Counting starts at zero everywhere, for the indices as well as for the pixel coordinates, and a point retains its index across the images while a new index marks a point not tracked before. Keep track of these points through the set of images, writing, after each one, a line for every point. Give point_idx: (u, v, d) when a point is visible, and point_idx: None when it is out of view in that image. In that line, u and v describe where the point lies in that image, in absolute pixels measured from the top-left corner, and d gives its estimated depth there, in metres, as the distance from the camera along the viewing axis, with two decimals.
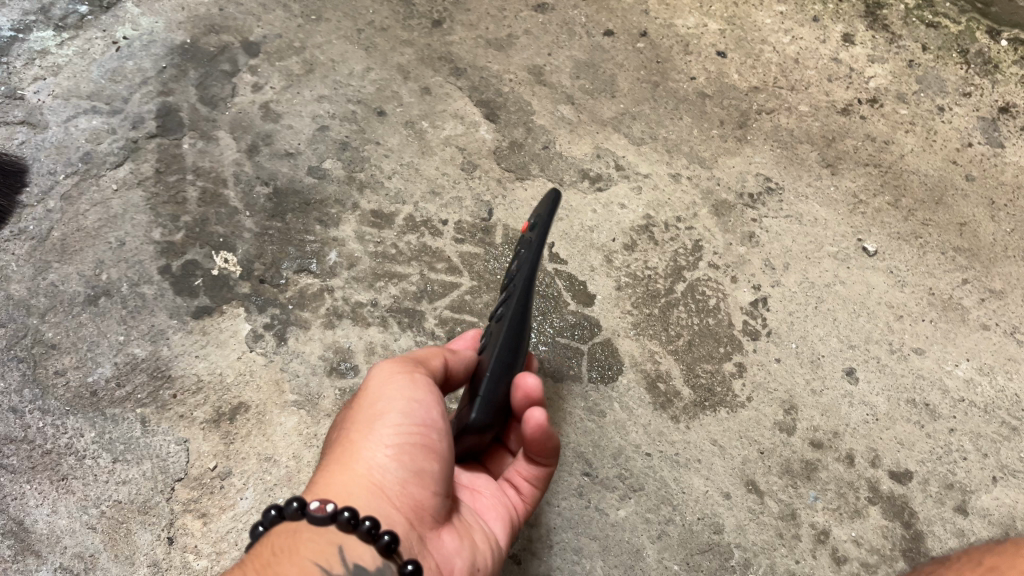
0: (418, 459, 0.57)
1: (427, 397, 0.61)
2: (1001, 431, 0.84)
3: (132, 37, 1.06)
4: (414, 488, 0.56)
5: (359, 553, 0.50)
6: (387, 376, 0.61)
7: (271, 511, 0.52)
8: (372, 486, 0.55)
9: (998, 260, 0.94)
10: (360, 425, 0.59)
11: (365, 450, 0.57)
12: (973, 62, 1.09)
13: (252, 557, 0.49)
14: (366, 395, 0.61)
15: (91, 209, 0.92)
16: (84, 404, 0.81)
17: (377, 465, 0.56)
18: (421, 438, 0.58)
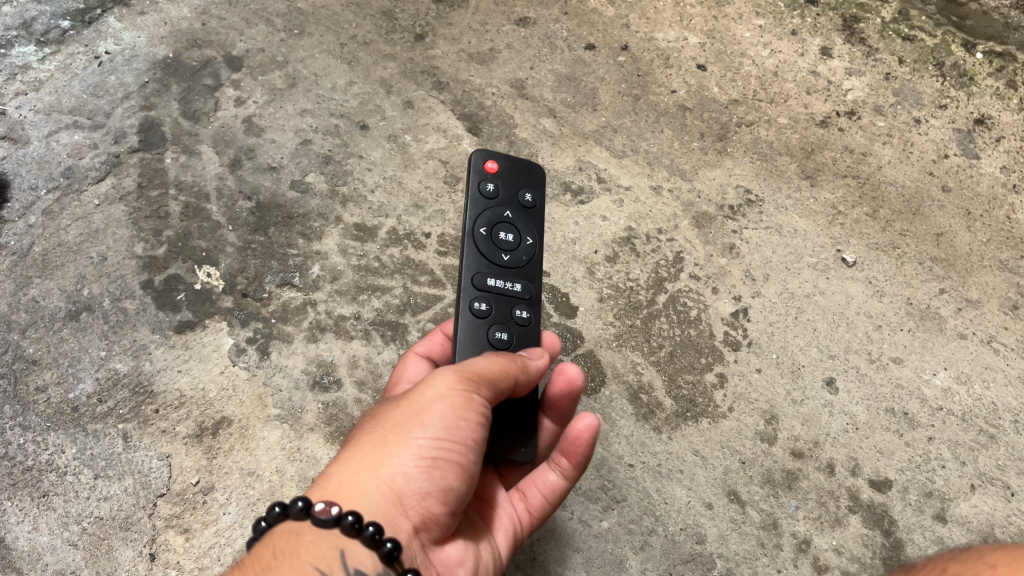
0: (447, 479, 0.57)
1: (477, 419, 0.59)
2: (980, 439, 0.85)
3: (115, 51, 1.06)
4: (435, 503, 0.56)
5: (360, 558, 0.52)
6: (445, 388, 0.59)
7: (275, 509, 0.53)
8: (389, 495, 0.55)
9: (974, 270, 0.95)
10: (401, 423, 0.58)
11: (395, 456, 0.56)
12: (949, 74, 1.10)
13: (254, 555, 0.51)
14: (417, 398, 0.59)
15: (73, 224, 0.92)
16: (66, 420, 0.81)
17: (402, 476, 0.55)
18: (455, 456, 0.57)
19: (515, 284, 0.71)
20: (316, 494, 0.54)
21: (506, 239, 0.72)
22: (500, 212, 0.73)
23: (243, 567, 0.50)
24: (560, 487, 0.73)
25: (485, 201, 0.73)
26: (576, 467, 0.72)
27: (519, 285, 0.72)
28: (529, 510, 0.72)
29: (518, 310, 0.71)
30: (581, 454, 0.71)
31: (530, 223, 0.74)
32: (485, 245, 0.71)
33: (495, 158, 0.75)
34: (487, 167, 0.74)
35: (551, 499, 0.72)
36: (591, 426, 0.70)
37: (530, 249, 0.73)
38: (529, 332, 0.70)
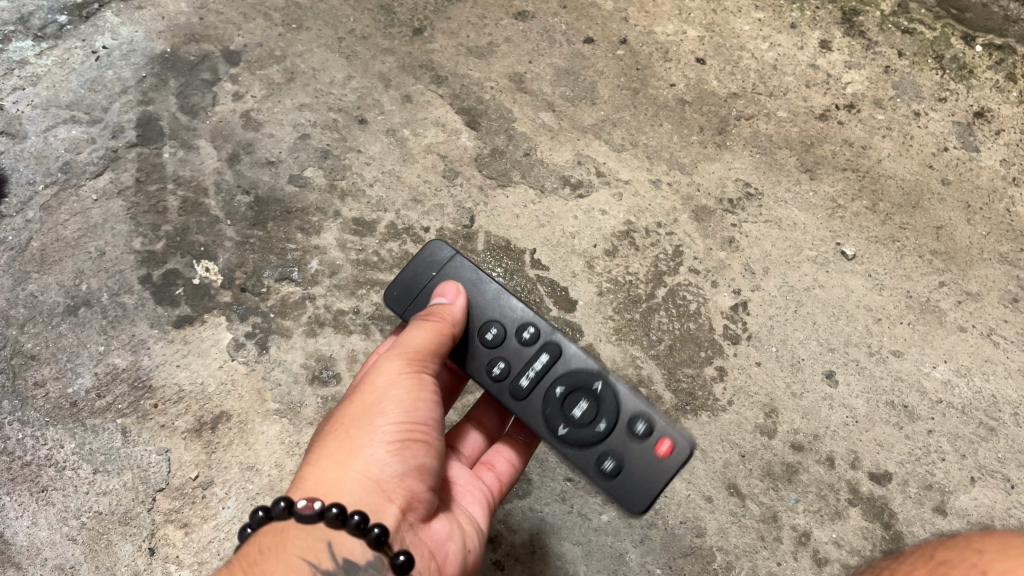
0: (416, 453, 0.58)
1: (431, 397, 0.61)
2: (980, 432, 0.84)
3: (112, 46, 1.06)
4: (414, 482, 0.57)
5: (348, 548, 0.52)
6: (394, 374, 0.60)
7: (258, 513, 0.53)
8: (368, 482, 0.54)
9: (975, 263, 0.95)
10: (357, 414, 0.58)
11: (365, 446, 0.56)
12: (948, 67, 1.10)
13: (240, 557, 0.51)
14: (369, 389, 0.60)
15: (71, 219, 0.92)
16: (64, 415, 0.81)
17: (377, 460, 0.56)
18: (420, 433, 0.59)
19: (556, 388, 0.64)
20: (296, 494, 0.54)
21: (578, 410, 0.63)
22: None
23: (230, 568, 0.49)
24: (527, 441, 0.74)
25: None
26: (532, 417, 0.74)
27: (551, 393, 0.64)
28: (499, 478, 0.71)
29: (518, 377, 0.65)
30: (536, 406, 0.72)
31: (623, 394, 0.63)
32: None
33: (675, 443, 0.61)
34: (657, 441, 0.61)
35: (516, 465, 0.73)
36: None
37: (578, 438, 0.62)
38: None
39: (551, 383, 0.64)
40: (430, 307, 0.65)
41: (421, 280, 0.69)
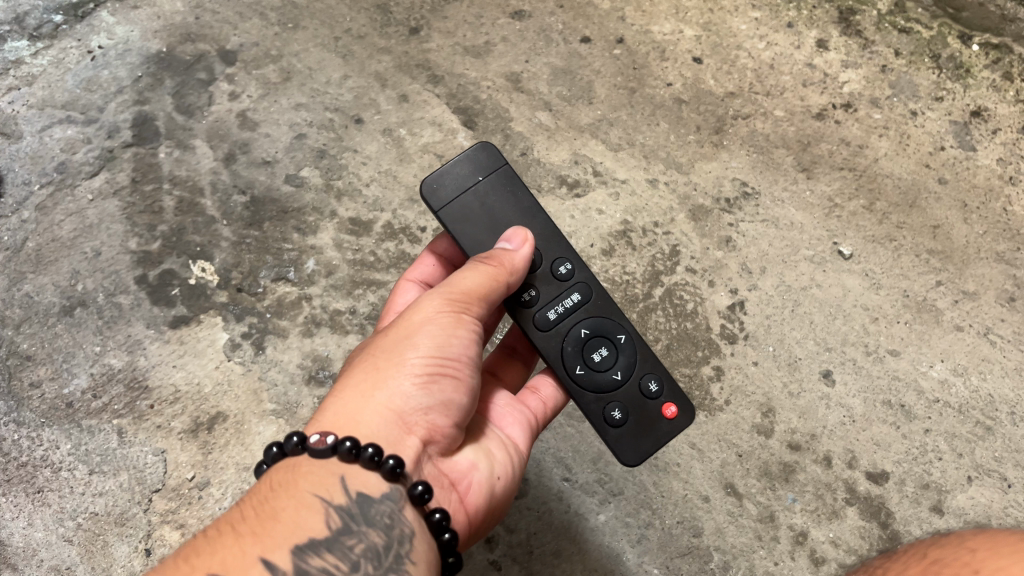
0: (445, 389, 0.59)
1: (469, 334, 0.61)
2: (976, 431, 0.84)
3: (108, 46, 1.06)
4: (438, 416, 0.58)
5: (364, 482, 0.53)
6: (434, 310, 0.61)
7: (273, 448, 0.56)
8: (389, 415, 0.57)
9: (971, 262, 0.95)
10: (390, 346, 0.60)
11: (391, 379, 0.58)
12: (945, 67, 1.10)
13: (254, 491, 0.53)
14: (407, 321, 0.61)
15: (67, 219, 0.92)
16: (60, 416, 0.81)
17: (402, 394, 0.57)
18: (453, 369, 0.60)
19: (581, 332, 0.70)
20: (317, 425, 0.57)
21: (598, 356, 0.69)
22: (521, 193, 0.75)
23: (244, 502, 0.52)
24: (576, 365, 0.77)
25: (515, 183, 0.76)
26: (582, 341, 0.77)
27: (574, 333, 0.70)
28: (542, 401, 0.73)
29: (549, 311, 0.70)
30: None
31: (641, 350, 0.70)
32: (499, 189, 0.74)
33: (679, 411, 0.69)
34: (665, 404, 0.69)
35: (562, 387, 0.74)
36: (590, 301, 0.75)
37: (593, 381, 0.69)
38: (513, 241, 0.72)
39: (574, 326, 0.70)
40: (491, 252, 0.66)
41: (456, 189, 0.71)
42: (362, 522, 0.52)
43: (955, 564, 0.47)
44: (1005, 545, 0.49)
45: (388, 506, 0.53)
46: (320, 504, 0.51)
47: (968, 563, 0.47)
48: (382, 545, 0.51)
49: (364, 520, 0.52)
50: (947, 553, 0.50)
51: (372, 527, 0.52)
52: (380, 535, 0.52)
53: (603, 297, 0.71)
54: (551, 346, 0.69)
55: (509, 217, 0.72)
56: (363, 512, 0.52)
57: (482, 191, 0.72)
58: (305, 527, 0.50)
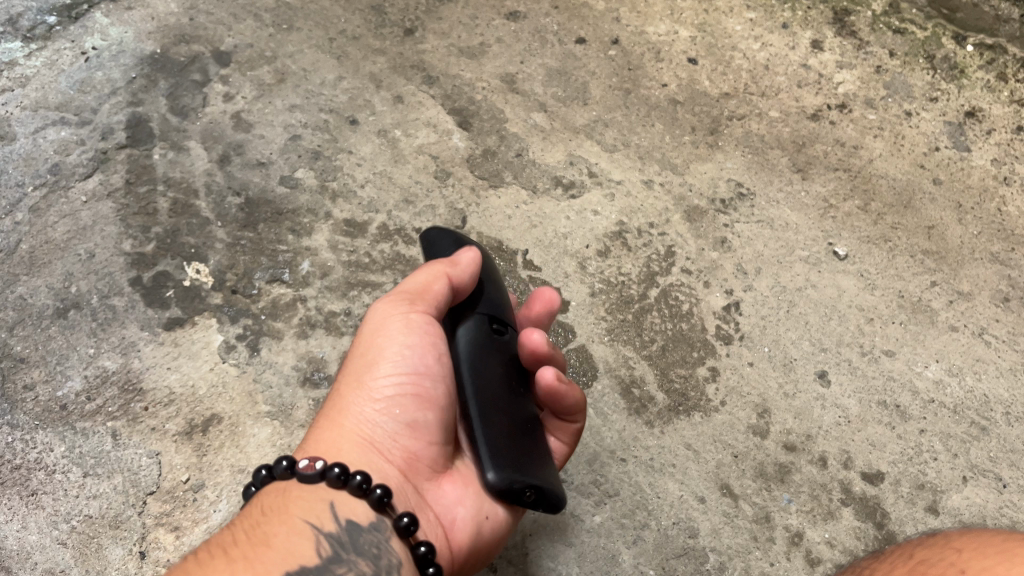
0: (410, 410, 0.60)
1: (419, 336, 0.62)
2: (971, 431, 0.84)
3: (102, 47, 1.06)
4: (409, 440, 0.60)
5: (352, 509, 0.54)
6: (383, 324, 0.62)
7: (261, 472, 0.56)
8: (359, 442, 0.59)
9: (966, 262, 0.95)
10: (353, 369, 0.62)
11: (358, 404, 0.60)
12: (939, 67, 1.10)
13: (243, 517, 0.53)
14: (364, 340, 0.63)
15: (60, 222, 0.92)
16: (54, 418, 0.80)
17: (366, 419, 0.59)
18: (413, 380, 0.61)
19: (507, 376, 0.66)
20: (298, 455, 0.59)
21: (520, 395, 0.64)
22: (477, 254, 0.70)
23: (233, 527, 0.52)
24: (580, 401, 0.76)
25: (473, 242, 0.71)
26: None
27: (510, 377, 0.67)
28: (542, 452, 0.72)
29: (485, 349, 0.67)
30: None
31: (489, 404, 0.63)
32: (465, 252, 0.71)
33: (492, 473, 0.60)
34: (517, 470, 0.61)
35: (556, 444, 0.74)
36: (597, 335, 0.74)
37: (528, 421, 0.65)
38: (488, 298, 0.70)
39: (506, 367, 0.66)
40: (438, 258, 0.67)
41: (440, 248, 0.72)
42: (352, 551, 0.52)
43: (941, 565, 0.45)
44: (992, 546, 0.46)
45: (376, 536, 0.54)
46: (311, 530, 0.52)
47: (954, 566, 0.44)
48: (372, 575, 0.52)
49: (353, 548, 0.52)
50: (932, 553, 0.48)
51: (361, 556, 0.52)
52: (369, 564, 0.52)
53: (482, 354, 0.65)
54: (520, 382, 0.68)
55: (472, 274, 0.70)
56: (353, 540, 0.53)
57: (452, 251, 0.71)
58: (296, 554, 0.50)
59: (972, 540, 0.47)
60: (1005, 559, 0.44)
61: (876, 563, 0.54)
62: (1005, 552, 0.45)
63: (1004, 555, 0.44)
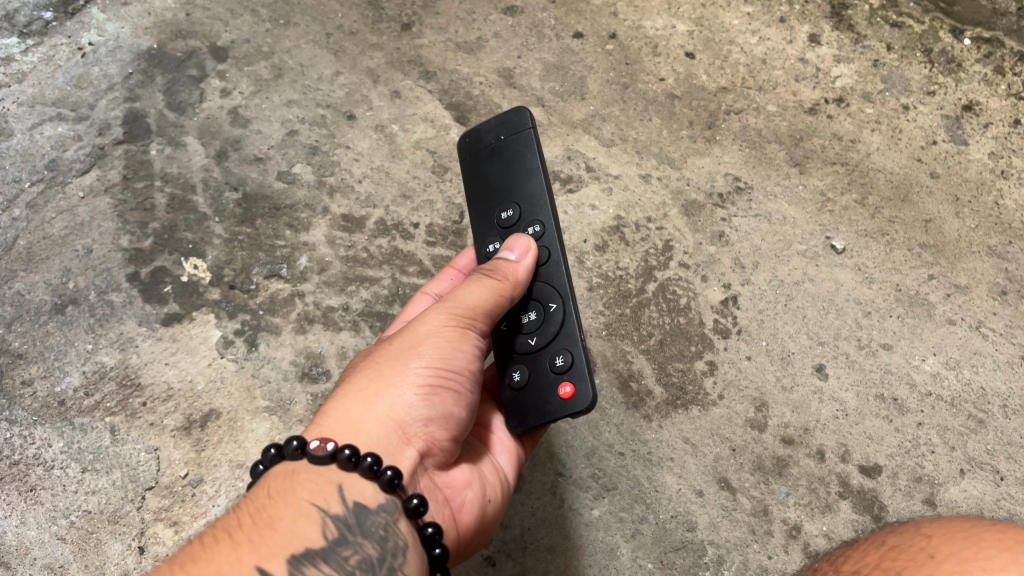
0: (445, 404, 0.60)
1: (473, 349, 0.63)
2: (969, 424, 0.85)
3: (98, 43, 1.05)
4: (437, 429, 0.60)
5: (361, 491, 0.54)
6: (440, 322, 0.62)
7: (271, 451, 0.56)
8: (390, 424, 0.57)
9: (964, 256, 0.95)
10: (395, 354, 0.61)
11: (394, 387, 0.59)
12: (937, 61, 1.10)
13: (250, 498, 0.53)
14: (412, 332, 0.62)
15: (58, 217, 0.92)
16: (52, 414, 0.80)
17: (403, 404, 0.58)
18: (453, 382, 0.61)
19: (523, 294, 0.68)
20: (318, 430, 0.57)
21: (529, 318, 0.67)
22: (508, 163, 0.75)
23: (240, 509, 0.52)
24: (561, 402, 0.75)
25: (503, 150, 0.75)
26: None
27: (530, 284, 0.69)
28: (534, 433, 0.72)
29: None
30: None
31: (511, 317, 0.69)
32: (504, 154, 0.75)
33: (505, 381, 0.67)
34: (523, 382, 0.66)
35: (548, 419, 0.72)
36: None
37: (545, 332, 0.66)
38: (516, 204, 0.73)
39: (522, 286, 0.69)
40: (492, 263, 0.66)
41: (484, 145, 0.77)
42: (359, 533, 0.52)
43: (909, 554, 0.45)
44: (960, 531, 0.46)
45: (384, 518, 0.53)
46: (316, 513, 0.52)
47: (922, 551, 0.44)
48: (377, 557, 0.52)
49: (360, 531, 0.52)
50: (905, 541, 0.48)
51: (368, 539, 0.52)
52: (376, 547, 0.52)
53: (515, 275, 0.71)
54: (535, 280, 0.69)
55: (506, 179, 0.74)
56: (360, 522, 0.52)
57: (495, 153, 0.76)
58: (301, 538, 0.50)
59: (940, 528, 0.47)
60: (972, 543, 0.43)
61: (849, 555, 0.53)
62: (972, 536, 0.44)
63: (970, 540, 0.44)
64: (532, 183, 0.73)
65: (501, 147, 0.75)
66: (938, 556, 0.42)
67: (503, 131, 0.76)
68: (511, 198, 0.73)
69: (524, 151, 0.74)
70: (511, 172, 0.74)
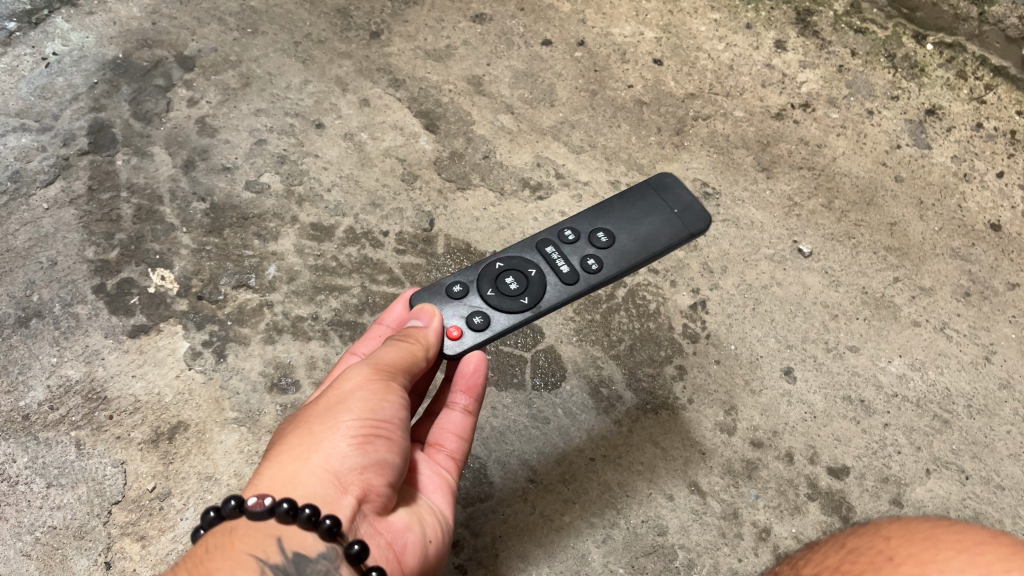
0: (379, 450, 0.57)
1: (399, 399, 0.61)
2: (934, 424, 0.86)
3: (62, 52, 1.05)
4: (374, 475, 0.56)
5: (300, 541, 0.51)
6: (362, 379, 0.60)
7: (210, 513, 0.53)
8: (326, 474, 0.54)
9: (927, 258, 0.96)
10: (321, 413, 0.58)
11: (326, 439, 0.56)
12: (900, 66, 1.12)
13: (189, 557, 0.50)
14: (335, 393, 0.60)
15: (21, 229, 0.91)
16: (16, 429, 0.80)
17: (337, 454, 0.55)
18: (385, 430, 0.58)
19: (528, 270, 0.74)
20: (254, 490, 0.54)
21: (510, 284, 0.73)
22: (644, 222, 0.77)
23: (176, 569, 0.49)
24: (468, 423, 0.72)
25: (665, 212, 0.77)
26: (476, 399, 0.73)
27: (545, 276, 0.74)
28: (452, 456, 0.70)
29: (551, 246, 0.76)
30: (480, 386, 0.73)
31: (500, 297, 0.72)
32: (653, 217, 0.77)
33: (450, 337, 0.70)
34: (455, 327, 0.71)
35: (464, 437, 0.71)
36: (479, 358, 0.73)
37: (501, 303, 0.72)
38: (603, 253, 0.75)
39: (535, 265, 0.74)
40: (405, 330, 0.68)
41: (683, 202, 0.77)
42: None
43: (864, 556, 0.41)
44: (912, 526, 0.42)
45: (325, 566, 0.51)
46: (255, 564, 0.49)
47: (881, 553, 0.40)
48: None
49: None
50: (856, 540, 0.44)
51: None
52: None
53: (542, 278, 0.74)
54: (543, 290, 0.73)
55: (622, 225, 0.77)
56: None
57: (657, 204, 0.78)
58: None
59: (905, 525, 0.42)
60: (929, 541, 0.39)
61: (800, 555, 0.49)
62: (939, 539, 0.39)
63: (928, 539, 0.40)
64: (636, 239, 0.75)
65: (667, 205, 0.77)
66: (896, 559, 0.38)
67: (678, 197, 0.78)
68: (618, 229, 0.77)
69: (657, 221, 0.77)
70: (635, 215, 0.77)
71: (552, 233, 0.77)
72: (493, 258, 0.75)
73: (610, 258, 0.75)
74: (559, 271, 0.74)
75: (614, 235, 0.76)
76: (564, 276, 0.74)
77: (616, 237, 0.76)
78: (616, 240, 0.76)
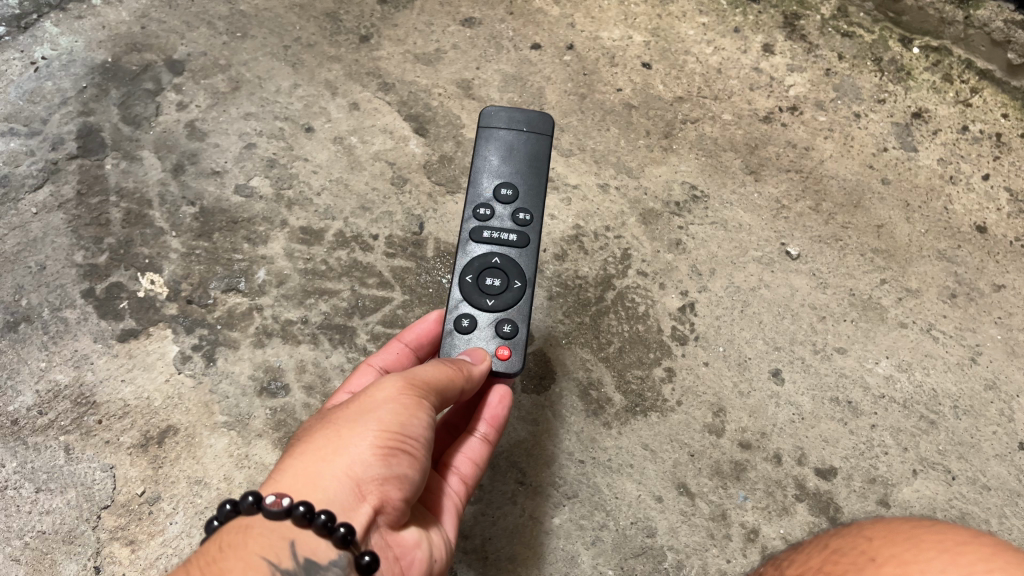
0: (403, 465, 0.57)
1: (427, 418, 0.61)
2: (921, 425, 0.86)
3: (51, 56, 1.05)
4: (393, 489, 0.56)
5: (314, 546, 0.51)
6: (395, 391, 0.61)
7: (226, 506, 0.53)
8: (347, 480, 0.54)
9: (914, 260, 0.97)
10: (350, 419, 0.59)
11: (352, 444, 0.56)
12: (887, 69, 1.12)
13: (202, 550, 0.50)
14: (365, 400, 0.61)
15: (10, 234, 0.91)
16: (5, 434, 0.80)
17: (361, 461, 0.56)
18: (410, 446, 0.58)
19: (493, 262, 0.77)
20: (275, 487, 0.54)
21: (492, 283, 0.77)
22: (514, 159, 0.82)
23: (188, 561, 0.48)
24: (483, 451, 0.72)
25: (496, 152, 0.82)
26: (496, 432, 0.73)
27: (508, 256, 0.78)
28: (463, 479, 0.70)
29: (483, 230, 0.79)
30: (502, 420, 0.73)
31: (504, 300, 0.76)
32: (528, 149, 0.82)
33: (505, 358, 0.74)
34: (502, 347, 0.75)
35: (478, 462, 0.71)
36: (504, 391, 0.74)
37: (505, 302, 0.76)
38: (524, 202, 0.80)
39: (493, 254, 0.78)
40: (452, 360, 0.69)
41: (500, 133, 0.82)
42: None
43: (853, 556, 0.40)
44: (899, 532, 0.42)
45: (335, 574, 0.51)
46: (267, 566, 0.49)
47: (867, 554, 0.39)
48: None
49: None
50: (844, 544, 0.43)
51: None
52: None
53: (507, 258, 0.78)
54: (521, 266, 0.78)
55: (521, 170, 0.82)
56: None
57: (497, 143, 0.82)
58: None
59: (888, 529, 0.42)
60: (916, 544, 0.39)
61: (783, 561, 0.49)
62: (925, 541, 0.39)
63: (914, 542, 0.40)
64: (535, 173, 0.82)
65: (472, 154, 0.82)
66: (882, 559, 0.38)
67: (512, 125, 0.83)
68: (513, 177, 0.81)
69: (539, 147, 0.83)
70: (502, 161, 0.82)
71: (471, 218, 0.80)
72: (459, 276, 0.78)
73: (534, 203, 0.80)
74: (511, 242, 0.79)
75: (525, 184, 0.81)
76: (522, 244, 0.79)
77: (523, 183, 0.81)
78: (528, 185, 0.81)
